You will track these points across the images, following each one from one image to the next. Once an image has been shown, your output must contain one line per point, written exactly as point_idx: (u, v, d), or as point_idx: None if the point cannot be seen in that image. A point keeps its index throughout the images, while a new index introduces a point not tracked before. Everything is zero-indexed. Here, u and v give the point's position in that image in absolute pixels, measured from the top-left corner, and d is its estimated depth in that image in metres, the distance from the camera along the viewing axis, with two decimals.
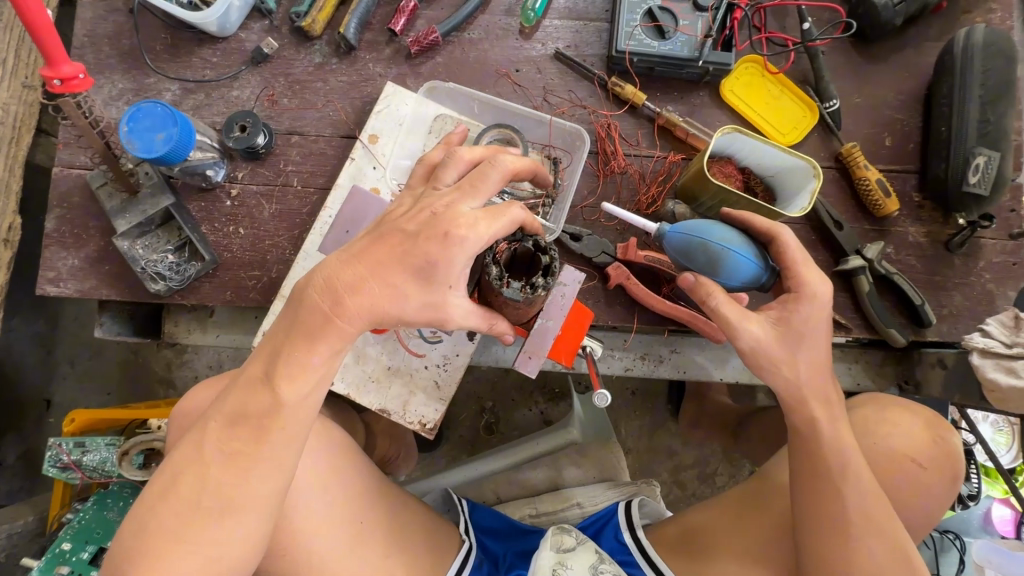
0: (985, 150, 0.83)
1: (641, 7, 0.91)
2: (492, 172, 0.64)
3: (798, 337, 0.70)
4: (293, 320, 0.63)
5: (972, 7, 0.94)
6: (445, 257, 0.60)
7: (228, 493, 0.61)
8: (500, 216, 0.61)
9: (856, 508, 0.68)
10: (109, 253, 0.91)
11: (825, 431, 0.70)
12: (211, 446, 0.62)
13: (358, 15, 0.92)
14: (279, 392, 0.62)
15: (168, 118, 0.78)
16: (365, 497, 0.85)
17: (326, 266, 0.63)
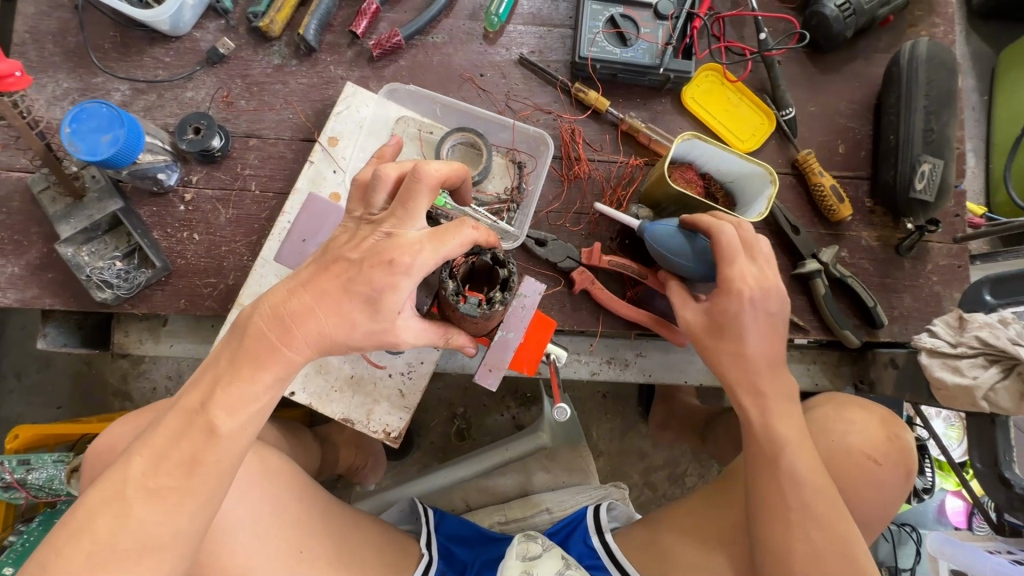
0: (930, 157, 0.86)
1: (603, 14, 0.92)
2: (421, 184, 0.61)
3: (736, 329, 0.73)
4: (236, 348, 0.60)
5: (917, 21, 0.98)
6: (396, 274, 0.59)
7: (148, 533, 0.55)
8: (447, 239, 0.60)
9: (796, 498, 0.69)
10: (53, 260, 0.87)
11: (766, 418, 0.72)
12: (134, 483, 0.56)
13: (318, 16, 0.90)
14: (216, 422, 0.58)
15: (115, 119, 0.75)
16: (307, 522, 0.82)
17: (273, 295, 0.61)
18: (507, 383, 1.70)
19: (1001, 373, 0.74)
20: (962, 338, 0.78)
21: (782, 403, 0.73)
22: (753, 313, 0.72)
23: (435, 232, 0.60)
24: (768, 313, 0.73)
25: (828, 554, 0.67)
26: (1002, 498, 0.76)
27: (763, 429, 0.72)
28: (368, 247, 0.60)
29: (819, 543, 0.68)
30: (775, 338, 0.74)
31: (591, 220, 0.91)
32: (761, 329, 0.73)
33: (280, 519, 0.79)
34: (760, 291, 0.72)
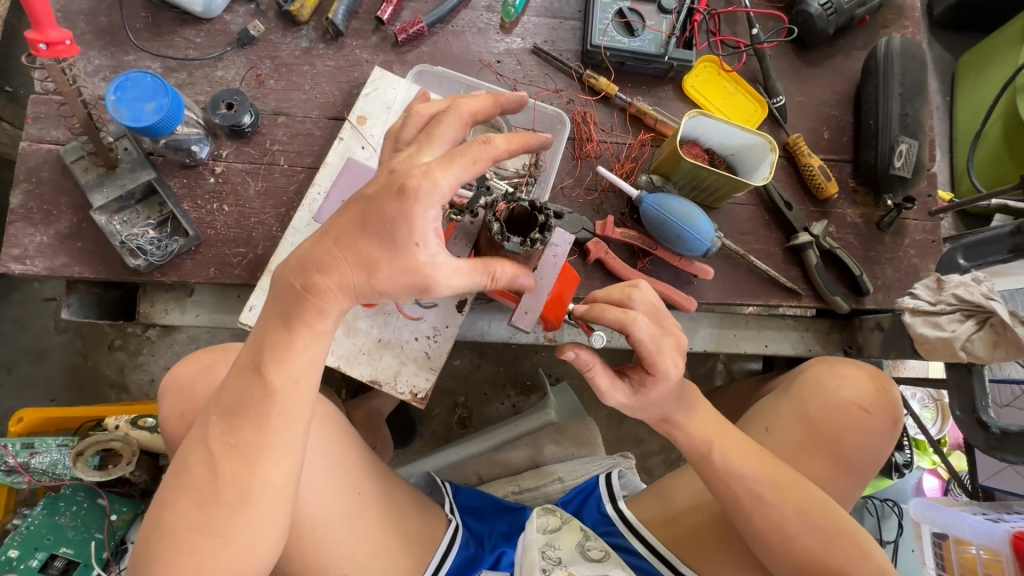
0: (906, 139, 0.96)
1: (612, 7, 1.00)
2: (451, 115, 0.62)
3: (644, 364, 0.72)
4: (275, 308, 0.64)
5: (889, 22, 1.09)
6: (406, 201, 0.56)
7: (242, 482, 0.62)
8: (459, 161, 0.57)
9: (745, 489, 0.78)
10: (82, 230, 0.89)
11: (690, 434, 0.79)
12: (217, 441, 0.63)
13: (346, 3, 0.96)
14: (272, 379, 0.63)
15: (158, 88, 0.78)
16: (363, 467, 0.87)
17: (302, 246, 0.62)
18: (507, 372, 1.74)
19: (976, 326, 0.83)
20: (941, 297, 0.87)
21: (694, 416, 0.80)
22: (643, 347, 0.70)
23: (449, 155, 0.58)
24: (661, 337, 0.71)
25: (794, 512, 0.77)
26: (981, 440, 0.84)
27: (687, 443, 0.80)
28: (380, 179, 0.59)
29: (778, 515, 0.77)
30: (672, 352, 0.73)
31: (601, 195, 0.98)
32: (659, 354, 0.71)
33: (342, 471, 0.83)
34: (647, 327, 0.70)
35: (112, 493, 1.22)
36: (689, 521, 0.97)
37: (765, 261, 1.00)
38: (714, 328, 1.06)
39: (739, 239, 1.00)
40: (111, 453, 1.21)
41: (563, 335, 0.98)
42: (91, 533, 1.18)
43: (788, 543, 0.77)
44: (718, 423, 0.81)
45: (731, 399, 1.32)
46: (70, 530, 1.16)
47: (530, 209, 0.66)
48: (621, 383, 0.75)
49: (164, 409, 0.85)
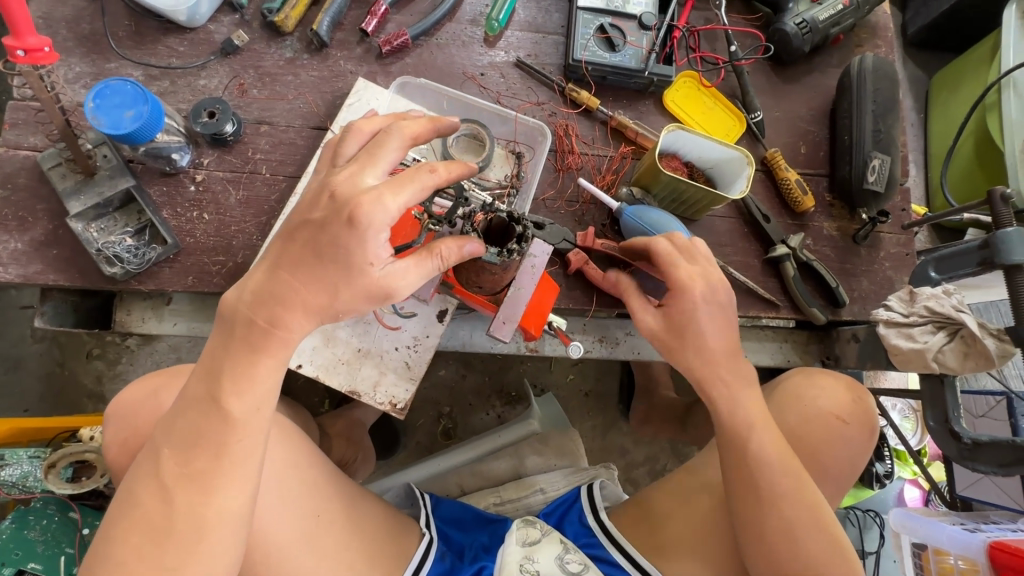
0: (879, 154, 0.99)
1: (593, 23, 1.02)
2: (392, 138, 0.64)
3: (691, 328, 0.77)
4: (228, 335, 0.63)
5: (863, 41, 1.12)
6: (358, 228, 0.59)
7: (197, 513, 0.60)
8: (406, 186, 0.60)
9: (767, 482, 0.74)
10: (58, 237, 0.88)
11: (732, 413, 0.77)
12: (170, 472, 0.61)
13: (331, 14, 0.97)
14: (229, 406, 0.62)
15: (138, 96, 0.78)
16: (325, 488, 0.85)
17: (253, 277, 0.63)
18: (492, 383, 1.74)
19: (947, 337, 0.84)
20: (913, 308, 0.89)
21: (743, 396, 0.78)
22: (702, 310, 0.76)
23: (397, 179, 0.61)
24: (720, 306, 0.78)
25: (808, 516, 0.74)
26: (953, 450, 0.85)
27: (726, 425, 0.78)
28: (329, 204, 0.61)
29: (790, 517, 0.74)
30: (728, 325, 0.78)
31: (583, 207, 0.99)
32: (715, 320, 0.77)
33: (301, 489, 0.82)
34: (710, 291, 0.77)
35: (84, 507, 1.19)
36: (681, 523, 0.96)
37: (744, 272, 1.01)
38: None
39: (718, 250, 1.01)
40: (84, 466, 1.19)
41: (544, 346, 0.97)
42: (62, 548, 1.15)
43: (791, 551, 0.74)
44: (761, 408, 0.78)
45: None
46: (39, 545, 1.12)
47: (508, 221, 0.67)
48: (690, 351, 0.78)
49: (107, 435, 0.84)
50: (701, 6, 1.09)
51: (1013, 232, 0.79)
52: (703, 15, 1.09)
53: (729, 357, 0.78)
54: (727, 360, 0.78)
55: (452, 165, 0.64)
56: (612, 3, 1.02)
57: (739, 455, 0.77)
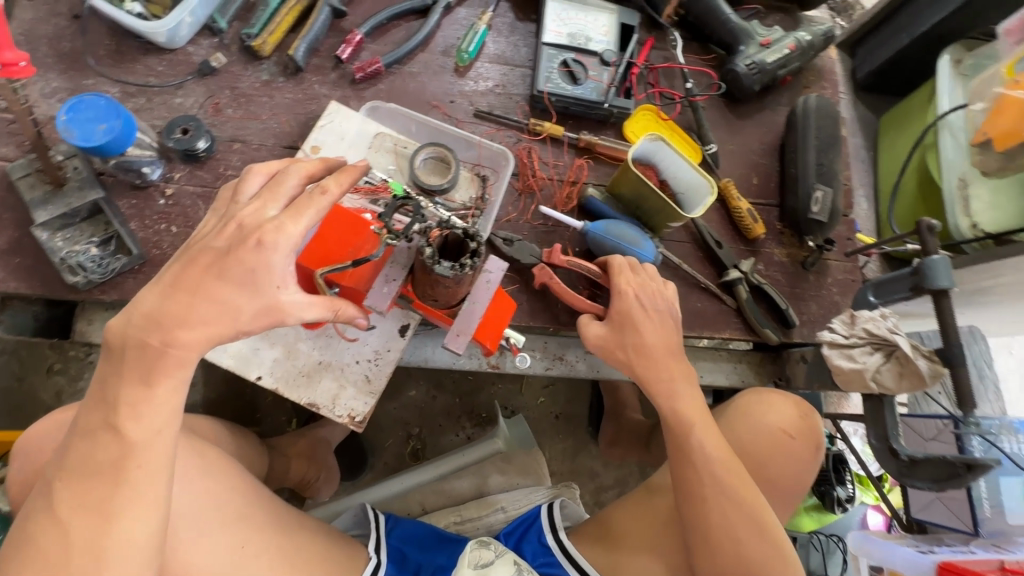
0: (822, 186, 1.05)
1: (558, 58, 1.08)
2: (290, 173, 0.65)
3: (629, 329, 0.87)
4: (120, 363, 0.59)
5: (810, 83, 1.21)
6: (265, 252, 0.60)
7: (95, 542, 0.56)
8: (306, 211, 0.61)
9: (709, 476, 0.80)
10: (21, 245, 0.88)
11: (672, 406, 0.84)
12: (61, 505, 0.57)
13: (307, 41, 1.01)
14: (126, 430, 0.59)
15: (111, 111, 0.81)
16: (252, 518, 0.84)
17: (145, 301, 0.60)
18: (463, 404, 1.75)
19: (883, 358, 0.89)
20: (853, 330, 0.93)
21: (683, 390, 0.85)
22: (635, 309, 0.86)
23: (295, 207, 0.62)
24: (655, 308, 0.88)
25: (745, 520, 0.78)
26: (892, 467, 0.89)
27: (670, 416, 0.84)
28: (233, 233, 0.61)
29: (732, 513, 0.78)
30: (665, 330, 0.88)
31: (545, 225, 1.03)
32: (650, 319, 0.87)
33: (222, 514, 0.82)
34: (643, 294, 0.87)
35: None
36: (632, 536, 0.99)
37: (699, 294, 1.06)
38: None
39: (676, 273, 1.06)
40: None
41: (506, 363, 1.01)
42: None
43: (735, 548, 0.77)
44: (700, 406, 0.85)
45: None
46: None
47: (463, 236, 0.69)
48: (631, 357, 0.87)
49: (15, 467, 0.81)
50: (660, 45, 1.17)
51: (938, 260, 0.84)
52: (661, 54, 1.16)
53: (667, 356, 0.87)
54: (664, 357, 0.87)
55: (345, 178, 0.63)
56: (575, 41, 1.09)
57: (683, 448, 0.82)
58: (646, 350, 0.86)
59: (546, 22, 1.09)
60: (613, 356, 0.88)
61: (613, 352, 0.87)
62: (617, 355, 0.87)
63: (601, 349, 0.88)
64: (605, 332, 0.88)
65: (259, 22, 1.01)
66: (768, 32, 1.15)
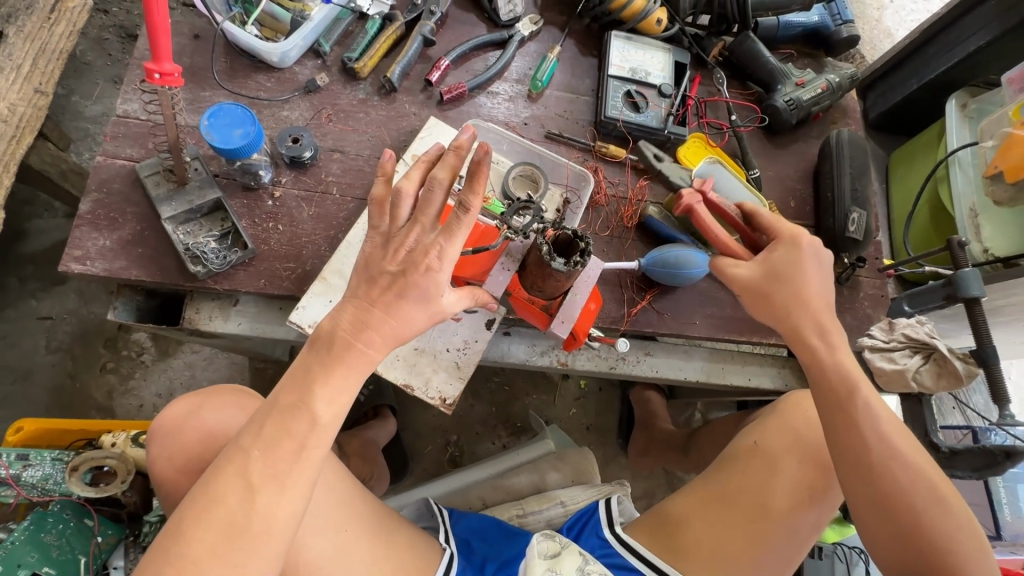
0: (857, 209, 1.18)
1: (621, 89, 1.21)
2: (436, 191, 0.75)
3: (794, 273, 0.87)
4: (324, 354, 0.74)
5: (837, 120, 1.35)
6: (434, 269, 0.76)
7: (272, 509, 0.70)
8: (457, 232, 0.75)
9: (876, 439, 0.80)
10: (144, 237, 0.96)
11: (841, 367, 0.83)
12: (257, 471, 0.70)
13: (402, 65, 1.13)
14: (317, 413, 0.73)
15: (246, 119, 0.91)
16: (354, 505, 0.95)
17: (344, 315, 0.76)
18: (499, 413, 1.81)
19: (923, 359, 0.99)
20: (892, 336, 1.03)
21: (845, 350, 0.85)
22: (806, 258, 0.87)
23: (446, 229, 0.75)
24: (823, 268, 0.88)
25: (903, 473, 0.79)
26: (934, 460, 0.98)
27: (838, 377, 0.83)
28: (404, 258, 0.76)
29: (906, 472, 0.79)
30: (826, 281, 0.89)
31: (610, 234, 1.14)
32: (820, 273, 0.88)
33: (333, 496, 0.92)
34: (816, 246, 0.88)
35: (102, 515, 1.19)
36: (715, 514, 1.04)
37: None
38: (705, 359, 1.17)
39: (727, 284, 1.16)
40: (103, 472, 1.21)
41: (575, 360, 1.10)
42: (74, 555, 1.13)
43: (911, 511, 0.78)
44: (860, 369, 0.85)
45: (713, 437, 1.44)
46: (55, 550, 1.11)
47: (573, 237, 0.79)
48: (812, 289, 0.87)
49: (153, 448, 0.95)
50: (706, 82, 1.31)
51: (969, 273, 0.95)
52: (708, 89, 1.30)
53: (825, 310, 0.87)
54: (807, 314, 0.86)
55: (477, 196, 0.74)
56: (636, 74, 1.22)
57: (848, 414, 0.81)
58: (808, 301, 0.86)
59: (610, 57, 1.23)
60: (787, 282, 0.87)
61: (768, 293, 0.87)
62: (773, 295, 0.87)
63: (756, 286, 0.88)
64: (758, 271, 0.88)
65: (359, 47, 1.13)
66: (802, 73, 1.30)
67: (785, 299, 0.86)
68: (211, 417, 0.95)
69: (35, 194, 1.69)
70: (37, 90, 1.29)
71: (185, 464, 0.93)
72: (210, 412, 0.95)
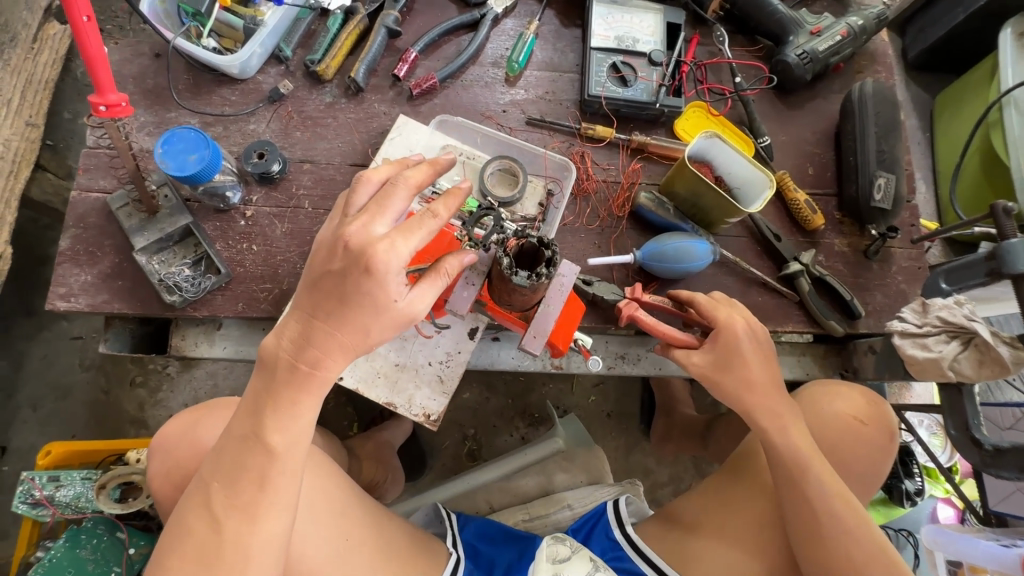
0: (884, 173, 1.04)
1: (606, 61, 1.10)
2: (399, 186, 0.71)
3: (736, 364, 0.86)
4: (270, 379, 0.72)
5: (862, 68, 1.19)
6: (375, 276, 0.67)
7: (241, 540, 0.69)
8: (416, 232, 0.69)
9: (823, 507, 0.83)
10: (123, 269, 0.96)
11: (784, 440, 0.86)
12: (219, 502, 0.70)
13: (367, 63, 1.06)
14: (272, 442, 0.71)
15: (200, 142, 0.87)
16: (351, 514, 0.92)
17: (289, 326, 0.72)
18: (515, 405, 1.78)
19: (961, 346, 0.87)
20: (926, 319, 0.92)
21: (791, 423, 0.87)
22: (744, 346, 0.86)
23: (405, 226, 0.68)
24: (758, 345, 0.88)
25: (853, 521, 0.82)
26: (976, 458, 0.87)
27: (781, 453, 0.86)
28: (345, 256, 0.68)
29: (852, 525, 0.82)
30: (769, 363, 0.88)
31: (601, 224, 1.06)
32: (756, 358, 0.87)
33: (330, 507, 0.90)
34: (748, 329, 0.87)
35: (132, 528, 1.24)
36: (722, 539, 0.97)
37: (760, 290, 1.06)
38: None
39: (734, 269, 1.06)
40: (131, 487, 1.26)
41: (570, 363, 1.04)
42: (109, 567, 1.20)
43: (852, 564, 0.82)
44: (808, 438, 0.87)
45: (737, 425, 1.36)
46: (90, 564, 1.18)
47: (538, 245, 0.73)
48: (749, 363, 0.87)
49: (152, 465, 0.97)
50: (706, 41, 1.17)
51: (1017, 244, 0.81)
52: (707, 49, 1.17)
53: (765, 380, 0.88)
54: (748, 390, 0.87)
55: (460, 195, 0.72)
56: (622, 43, 1.11)
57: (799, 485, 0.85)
58: (753, 385, 0.86)
59: (593, 27, 1.11)
60: (731, 363, 0.87)
61: (716, 382, 0.88)
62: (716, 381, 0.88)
63: (702, 376, 0.88)
64: (708, 362, 0.88)
65: (321, 48, 1.07)
66: (818, 19, 1.13)
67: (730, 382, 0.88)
68: (204, 436, 0.95)
69: (54, 220, 1.76)
70: (28, 123, 1.31)
71: (181, 482, 0.94)
72: (207, 428, 0.95)
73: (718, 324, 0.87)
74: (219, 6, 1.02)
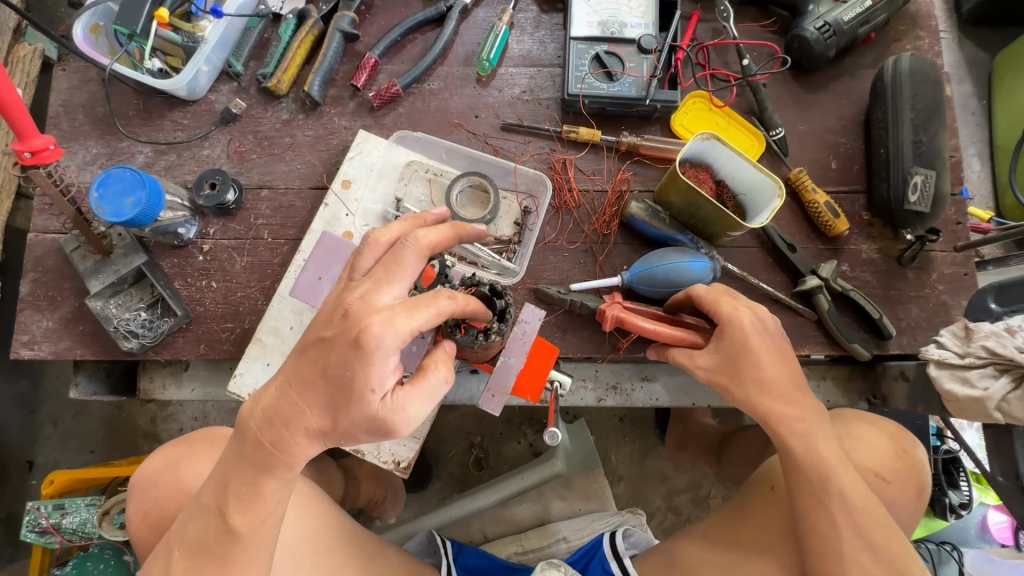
0: (921, 169, 0.88)
1: (589, 53, 0.96)
2: (410, 251, 0.65)
3: (748, 361, 0.74)
4: (239, 453, 0.67)
5: (900, 36, 1.00)
6: (360, 353, 0.60)
7: None
8: (422, 313, 0.62)
9: (848, 527, 0.71)
10: (84, 314, 0.93)
11: (810, 451, 0.74)
12: (180, 574, 0.69)
13: (322, 74, 0.97)
14: (234, 523, 0.68)
15: (137, 182, 0.81)
16: (338, 552, 0.89)
17: (266, 396, 0.66)
18: (522, 411, 1.71)
19: (1011, 384, 0.73)
20: (969, 348, 0.78)
21: (815, 425, 0.74)
22: (753, 338, 0.74)
23: (411, 302, 0.62)
24: (770, 337, 0.75)
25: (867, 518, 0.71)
26: None
27: (806, 464, 0.73)
28: (340, 323, 0.63)
29: (882, 545, 0.70)
30: (785, 358, 0.75)
31: (586, 241, 0.94)
32: (769, 351, 0.74)
33: (314, 545, 0.87)
34: (758, 322, 0.74)
35: (136, 550, 1.28)
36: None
37: (771, 308, 0.93)
38: None
39: (740, 285, 0.93)
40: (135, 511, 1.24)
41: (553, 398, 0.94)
42: None
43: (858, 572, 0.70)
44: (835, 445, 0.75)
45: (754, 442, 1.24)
46: None
47: (490, 294, 0.75)
48: (762, 358, 0.74)
49: (133, 501, 0.94)
50: (707, 17, 1.01)
51: None
52: (710, 27, 1.01)
53: (786, 373, 0.75)
54: (764, 393, 0.74)
55: (469, 298, 0.66)
56: (608, 30, 0.96)
57: (808, 483, 0.74)
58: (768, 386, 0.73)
59: (574, 12, 0.97)
60: (742, 360, 0.74)
61: (726, 385, 0.76)
62: (729, 387, 0.76)
63: (711, 381, 0.77)
64: (717, 363, 0.76)
65: (273, 60, 0.97)
66: None
67: (740, 386, 0.75)
68: (187, 473, 0.92)
69: None
70: None
71: (157, 523, 0.92)
72: (187, 468, 0.93)
73: (722, 319, 0.75)
74: (157, 23, 0.92)
